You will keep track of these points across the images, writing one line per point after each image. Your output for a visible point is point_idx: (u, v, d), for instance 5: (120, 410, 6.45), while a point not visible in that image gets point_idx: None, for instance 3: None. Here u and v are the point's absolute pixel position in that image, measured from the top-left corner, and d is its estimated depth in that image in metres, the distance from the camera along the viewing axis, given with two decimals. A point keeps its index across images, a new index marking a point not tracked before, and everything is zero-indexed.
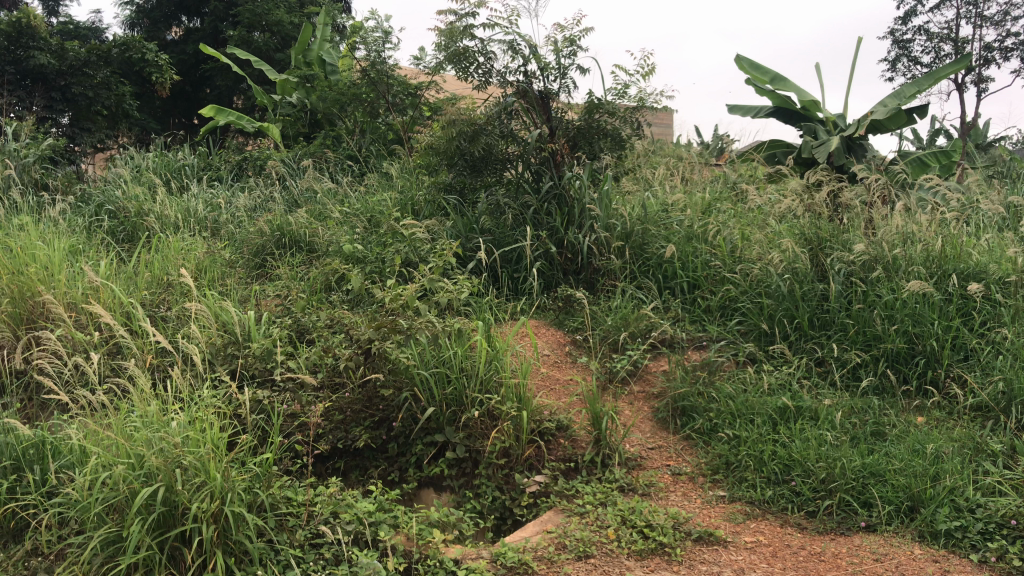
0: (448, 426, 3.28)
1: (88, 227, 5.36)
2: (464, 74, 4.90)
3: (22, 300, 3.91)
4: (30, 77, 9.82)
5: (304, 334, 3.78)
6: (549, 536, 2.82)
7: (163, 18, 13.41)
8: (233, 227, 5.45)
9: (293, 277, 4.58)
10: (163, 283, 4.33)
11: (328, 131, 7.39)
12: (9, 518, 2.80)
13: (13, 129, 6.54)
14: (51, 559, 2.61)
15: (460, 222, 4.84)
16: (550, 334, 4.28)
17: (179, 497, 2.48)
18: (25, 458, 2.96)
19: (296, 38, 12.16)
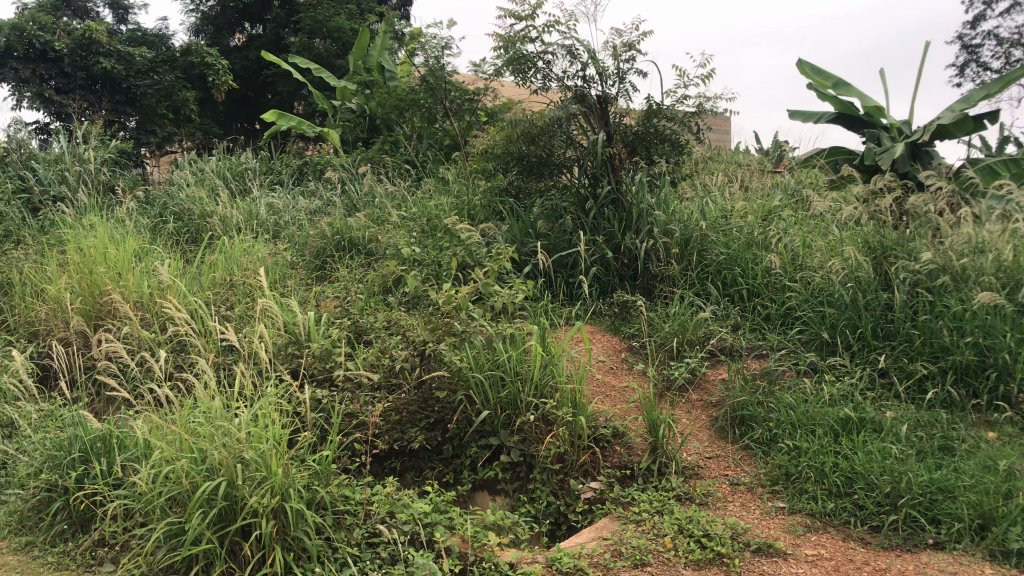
0: (503, 430, 3.27)
1: (154, 228, 5.52)
2: (524, 80, 4.90)
3: (92, 297, 4.18)
4: (100, 82, 10.18)
5: (362, 335, 3.83)
6: (605, 543, 2.80)
7: (226, 25, 13.65)
8: (294, 229, 5.53)
9: (353, 278, 4.63)
10: (227, 283, 4.43)
11: (387, 137, 7.44)
12: (78, 506, 2.94)
13: (83, 130, 6.76)
14: (117, 550, 2.75)
15: (516, 226, 4.85)
16: (606, 340, 4.26)
17: (240, 492, 2.55)
18: (93, 451, 3.07)
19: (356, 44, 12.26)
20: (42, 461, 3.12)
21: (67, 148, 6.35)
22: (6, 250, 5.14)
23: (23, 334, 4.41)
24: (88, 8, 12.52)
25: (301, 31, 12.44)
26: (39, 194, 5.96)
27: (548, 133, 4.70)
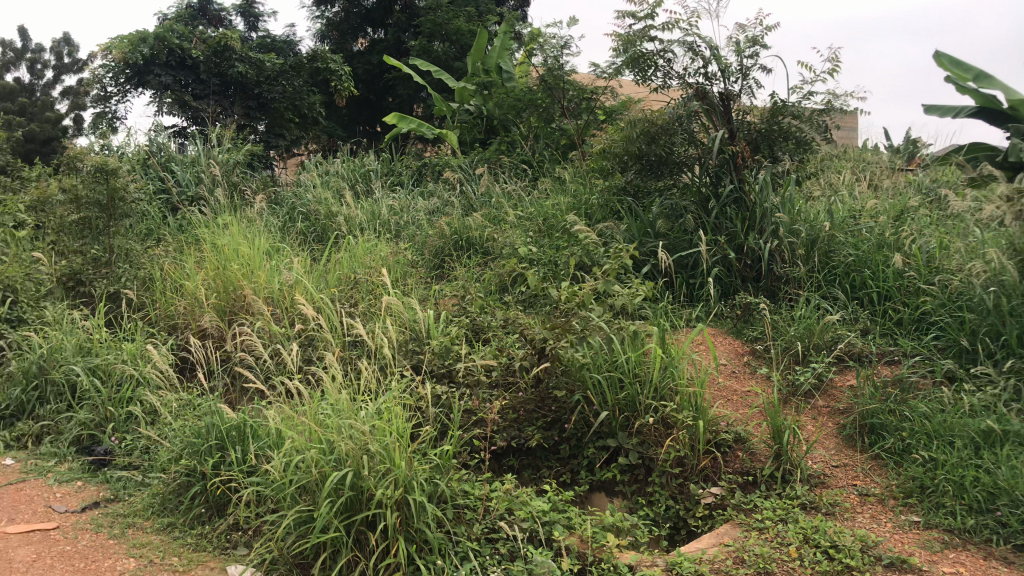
0: (621, 432, 3.25)
1: (283, 228, 5.78)
2: (643, 79, 4.86)
3: (226, 292, 4.46)
4: (233, 88, 10.71)
5: (480, 333, 3.88)
6: (727, 550, 2.74)
7: (350, 30, 14.03)
8: (414, 228, 5.63)
9: (471, 277, 4.69)
10: (351, 281, 4.60)
11: (504, 138, 7.50)
12: (215, 491, 3.28)
13: (218, 134, 7.13)
14: (249, 534, 3.12)
15: (634, 225, 4.82)
16: (728, 343, 4.18)
17: (366, 483, 2.73)
18: (228, 440, 3.39)
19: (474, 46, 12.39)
20: (184, 448, 3.51)
21: (204, 151, 6.74)
22: (150, 247, 5.49)
23: (164, 327, 4.70)
24: (223, 17, 13.17)
25: (421, 34, 12.69)
26: (178, 195, 6.35)
27: (668, 132, 4.64)
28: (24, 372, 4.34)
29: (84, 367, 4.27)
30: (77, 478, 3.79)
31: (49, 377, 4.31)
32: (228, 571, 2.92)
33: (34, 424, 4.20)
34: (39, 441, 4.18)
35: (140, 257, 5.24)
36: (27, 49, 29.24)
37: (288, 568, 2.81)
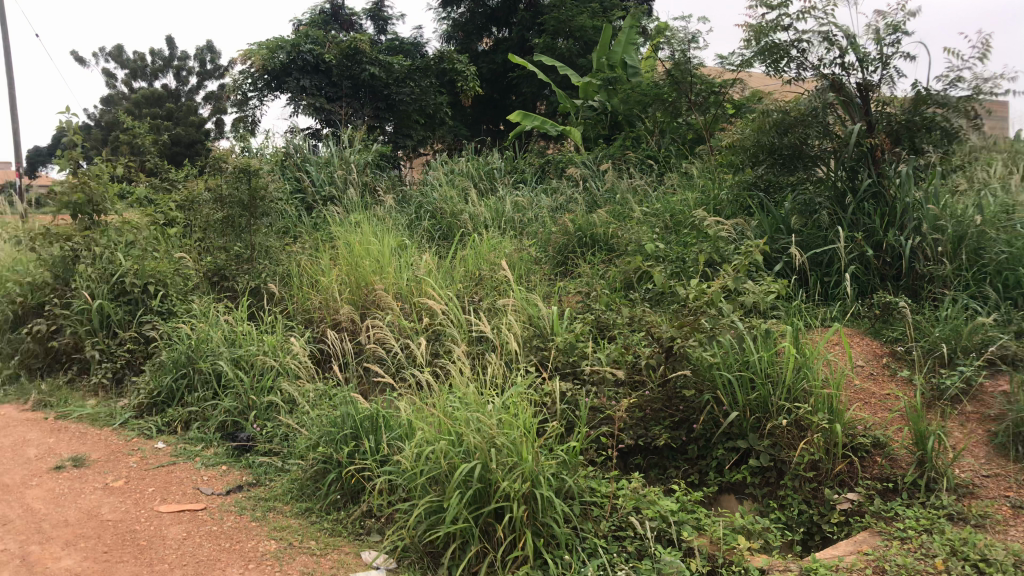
0: (751, 433, 3.17)
1: (411, 226, 5.95)
2: (776, 71, 4.72)
3: (360, 290, 4.72)
4: (364, 90, 11.09)
5: (605, 331, 3.86)
6: (867, 558, 2.63)
7: (475, 30, 14.21)
8: (538, 225, 5.64)
9: (595, 273, 4.68)
10: (475, 277, 4.69)
11: (629, 134, 7.43)
12: (350, 479, 3.42)
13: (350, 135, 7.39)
14: (382, 522, 3.24)
15: (766, 221, 4.70)
16: (865, 343, 4.02)
17: (494, 476, 2.80)
18: (362, 429, 3.53)
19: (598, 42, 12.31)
20: (320, 436, 3.67)
21: (335, 152, 7.02)
22: (287, 244, 5.75)
23: (300, 320, 4.93)
24: (353, 20, 13.61)
25: (545, 32, 12.72)
26: (313, 194, 6.64)
27: (802, 123, 4.52)
28: (175, 360, 4.65)
29: (228, 358, 4.52)
30: (222, 462, 4.03)
31: (196, 366, 4.58)
32: (362, 556, 3.03)
33: (183, 410, 4.48)
34: (188, 425, 4.47)
35: (278, 254, 5.50)
36: (176, 57, 31.10)
37: (420, 556, 2.92)
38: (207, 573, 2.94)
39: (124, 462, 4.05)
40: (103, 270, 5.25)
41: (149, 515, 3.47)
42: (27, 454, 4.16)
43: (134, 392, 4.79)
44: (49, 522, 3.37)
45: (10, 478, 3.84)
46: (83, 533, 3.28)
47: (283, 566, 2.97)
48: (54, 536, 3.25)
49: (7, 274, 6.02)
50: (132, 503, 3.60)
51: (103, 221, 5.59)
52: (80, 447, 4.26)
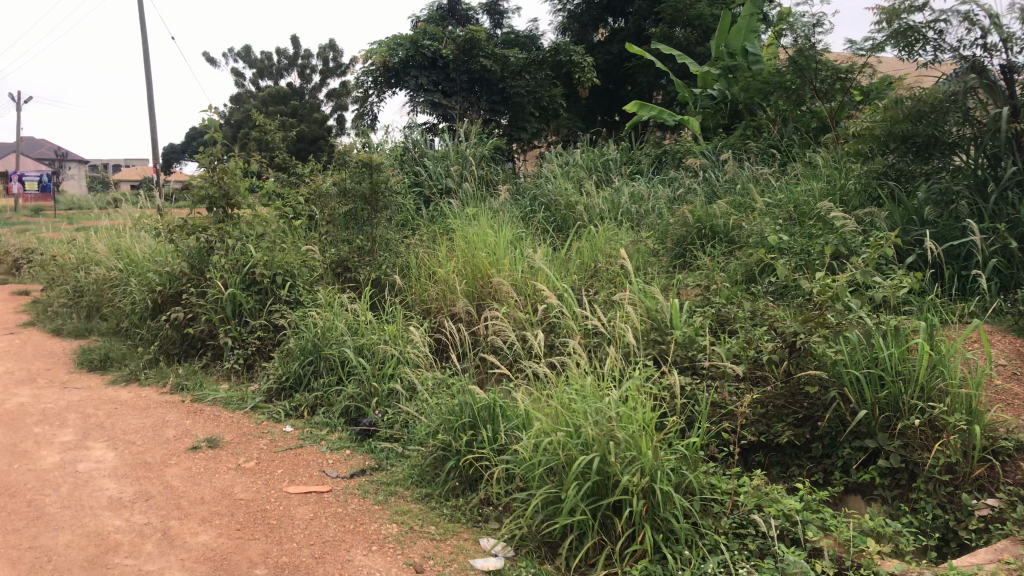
0: (881, 433, 3.05)
1: (526, 218, 6.01)
2: (909, 55, 4.52)
3: (477, 281, 4.81)
4: (480, 84, 11.26)
5: (725, 324, 3.78)
6: (1008, 567, 2.47)
7: (590, 21, 14.14)
8: (655, 217, 5.56)
9: (715, 266, 4.59)
10: (591, 270, 4.69)
11: (750, 123, 7.23)
12: (469, 468, 3.49)
13: (467, 128, 7.50)
14: (500, 510, 3.29)
15: (897, 212, 4.50)
16: (1008, 342, 3.77)
17: (612, 469, 2.80)
18: (480, 418, 3.59)
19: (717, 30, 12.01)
20: (439, 424, 3.75)
21: (453, 145, 7.14)
22: (406, 237, 5.89)
23: (418, 310, 5.05)
24: (471, 16, 13.72)
25: (662, 20, 12.51)
26: (431, 187, 6.78)
27: (940, 111, 4.33)
28: (302, 348, 4.84)
29: (351, 346, 4.67)
30: (346, 446, 4.17)
31: (322, 353, 4.76)
32: (481, 543, 3.08)
33: (309, 395, 4.67)
34: (313, 410, 4.65)
35: (398, 246, 5.65)
36: (300, 56, 32.23)
37: (538, 545, 2.94)
38: (333, 552, 3.05)
39: (255, 444, 4.25)
40: (235, 261, 5.53)
41: (279, 496, 3.63)
42: (167, 434, 4.42)
43: (263, 377, 5.02)
44: (188, 499, 3.58)
45: (153, 456, 4.10)
46: (218, 511, 3.47)
47: (404, 549, 3.06)
48: (192, 512, 3.45)
49: (149, 265, 6.41)
50: (262, 483, 3.77)
51: (235, 214, 5.87)
52: (215, 428, 4.50)
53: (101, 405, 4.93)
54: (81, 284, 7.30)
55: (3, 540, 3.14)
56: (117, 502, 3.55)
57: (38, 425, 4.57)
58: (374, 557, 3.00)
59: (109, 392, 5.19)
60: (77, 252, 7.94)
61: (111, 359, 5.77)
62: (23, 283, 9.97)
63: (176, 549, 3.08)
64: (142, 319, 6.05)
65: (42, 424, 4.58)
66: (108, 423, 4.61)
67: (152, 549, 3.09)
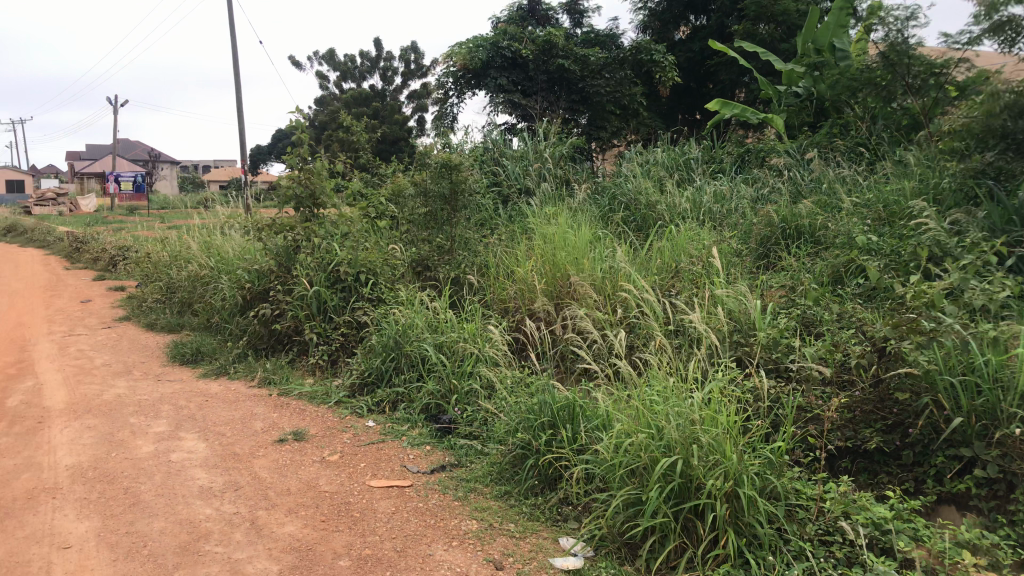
0: (976, 441, 2.85)
1: (605, 218, 6.02)
2: (1009, 47, 4.35)
3: (557, 280, 4.82)
4: (560, 84, 11.30)
5: (811, 327, 3.74)
6: None
7: (672, 19, 13.99)
8: (738, 216, 5.47)
9: (800, 267, 4.50)
10: (672, 270, 4.66)
11: (838, 120, 7.03)
12: (547, 467, 3.49)
13: (548, 128, 7.53)
14: (579, 510, 3.28)
15: (996, 212, 4.29)
16: None
17: (695, 473, 2.77)
18: (559, 418, 3.59)
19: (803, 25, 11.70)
20: (518, 422, 3.76)
21: (532, 145, 7.17)
22: (485, 236, 5.94)
23: (497, 309, 5.08)
24: (551, 16, 13.74)
25: (746, 17, 12.27)
26: (510, 186, 6.82)
27: None
28: (384, 344, 4.93)
29: (431, 343, 4.73)
30: (426, 442, 4.22)
31: (403, 350, 4.84)
32: (560, 542, 3.08)
33: (391, 391, 4.76)
34: (395, 406, 4.73)
35: (478, 246, 5.69)
36: (382, 57, 32.77)
37: (618, 546, 2.93)
38: (414, 546, 3.10)
39: (339, 438, 4.35)
40: (320, 259, 5.67)
41: (361, 489, 3.70)
42: (255, 426, 4.56)
43: (346, 373, 5.13)
44: (274, 490, 3.68)
45: (241, 447, 4.23)
46: (303, 502, 3.56)
47: (483, 545, 3.08)
48: (278, 503, 3.54)
49: (238, 263, 6.62)
50: (346, 476, 3.85)
51: (321, 214, 6.02)
52: (301, 422, 4.62)
53: (193, 397, 5.11)
54: (174, 280, 7.59)
55: (102, 525, 3.29)
56: (208, 492, 3.67)
57: (134, 415, 4.77)
58: (455, 553, 3.03)
59: (200, 385, 5.38)
60: (171, 249, 8.26)
61: (201, 353, 5.97)
62: (120, 278, 10.41)
63: (264, 539, 3.18)
64: (231, 314, 6.26)
65: (137, 414, 4.78)
66: (198, 414, 4.78)
67: (241, 537, 3.19)
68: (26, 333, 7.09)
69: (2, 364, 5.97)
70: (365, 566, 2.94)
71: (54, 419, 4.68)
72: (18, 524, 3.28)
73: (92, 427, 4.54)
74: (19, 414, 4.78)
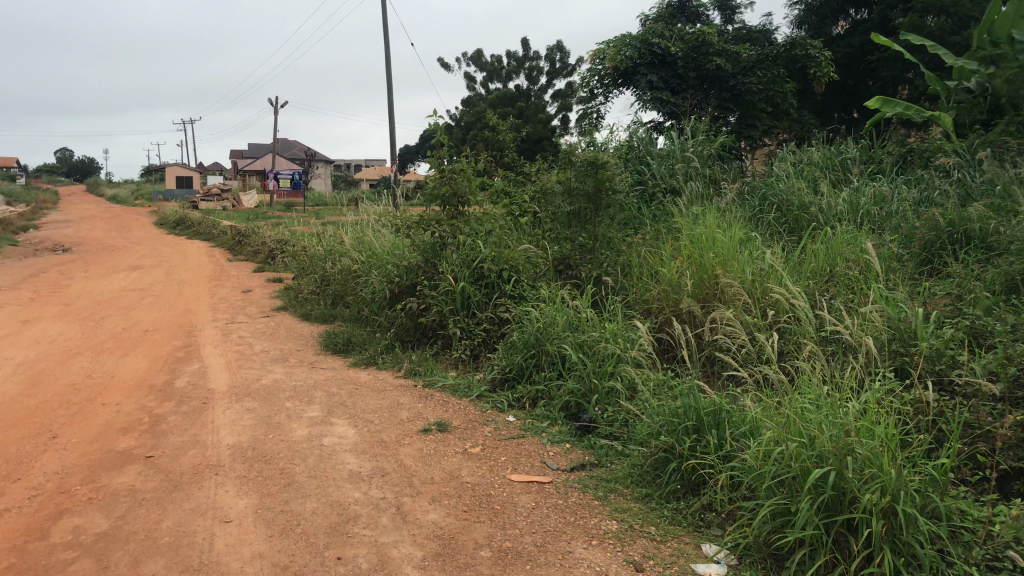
0: None
1: (755, 219, 5.87)
2: None
3: (703, 282, 4.73)
4: (709, 82, 11.10)
5: (981, 338, 3.50)
6: None
7: (830, 13, 13.48)
8: (899, 219, 5.19)
9: (968, 273, 4.22)
10: (826, 274, 4.49)
11: (1014, 117, 6.55)
12: (690, 472, 3.42)
13: (696, 126, 7.41)
14: (723, 517, 3.20)
15: None
16: None
17: (849, 486, 2.65)
18: (704, 423, 3.51)
19: (976, 17, 10.95)
20: (661, 424, 3.70)
21: (678, 144, 7.07)
22: (629, 235, 5.89)
23: (641, 310, 5.04)
24: (700, 13, 13.52)
25: (912, 9, 11.61)
26: (655, 186, 6.77)
27: None
28: (526, 341, 4.98)
29: (572, 342, 4.74)
30: (566, 441, 4.22)
31: (544, 348, 4.87)
32: (702, 548, 3.01)
33: (532, 387, 4.80)
34: (535, 402, 4.76)
35: (621, 245, 5.65)
36: (528, 58, 33.17)
37: (763, 557, 2.83)
38: (554, 542, 3.12)
39: (480, 431, 4.43)
40: (465, 256, 5.79)
41: (502, 482, 3.76)
42: (401, 415, 4.71)
43: (488, 367, 5.23)
44: (419, 478, 3.79)
45: (389, 435, 4.38)
46: (447, 491, 3.65)
47: (624, 546, 3.06)
48: (423, 491, 3.65)
49: (387, 257, 6.86)
50: (487, 469, 3.92)
51: (466, 211, 6.15)
52: (444, 413, 4.74)
53: (343, 385, 5.34)
54: (328, 273, 7.96)
55: (260, 502, 3.48)
56: (357, 476, 3.82)
57: (290, 399, 5.03)
58: (595, 551, 3.03)
59: (350, 373, 5.61)
60: (325, 244, 8.66)
61: (351, 343, 6.23)
62: (278, 270, 10.99)
63: (409, 525, 3.27)
64: (380, 308, 6.50)
65: (292, 399, 5.03)
66: (348, 401, 4.98)
67: (387, 522, 3.30)
68: (193, 319, 7.61)
69: (172, 347, 6.43)
70: (506, 559, 2.98)
71: (218, 400, 5.00)
72: (186, 497, 3.52)
73: (251, 410, 4.82)
74: (187, 394, 5.13)
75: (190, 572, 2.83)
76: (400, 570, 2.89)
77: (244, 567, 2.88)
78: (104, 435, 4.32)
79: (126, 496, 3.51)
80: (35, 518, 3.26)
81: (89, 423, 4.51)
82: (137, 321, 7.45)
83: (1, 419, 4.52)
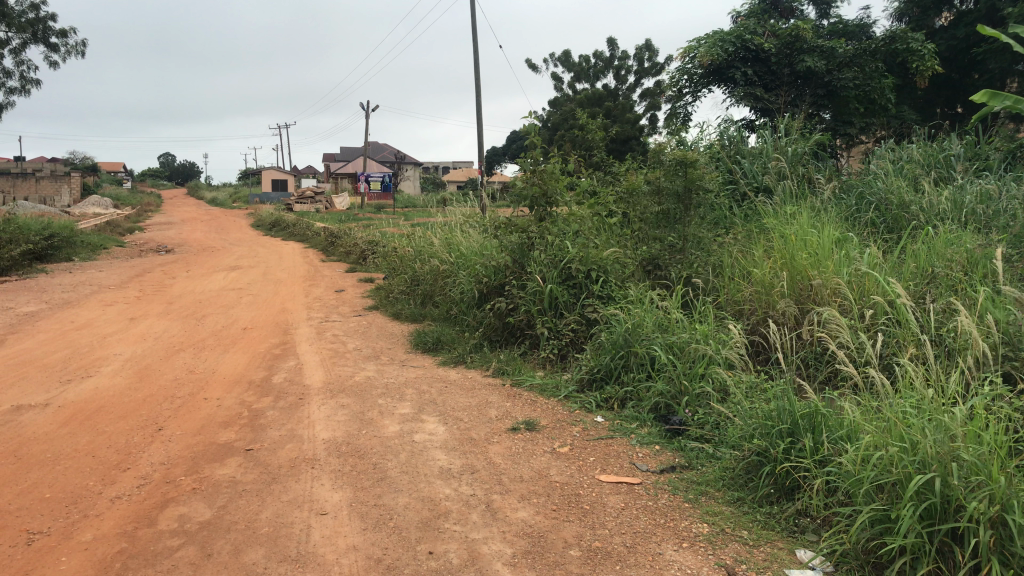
0: None
1: (852, 220, 5.73)
2: None
3: (796, 282, 4.63)
4: (804, 77, 10.87)
5: None
6: None
7: (934, 5, 13.01)
8: (1007, 217, 4.98)
9: None
10: (928, 275, 4.34)
11: None
12: (784, 477, 3.35)
13: (790, 123, 7.26)
14: (819, 522, 3.13)
15: None
16: None
17: (954, 492, 2.55)
18: (799, 426, 3.44)
19: None
20: (754, 427, 3.64)
21: (771, 142, 6.95)
22: (719, 235, 5.81)
23: (732, 311, 4.96)
24: (794, 8, 13.25)
25: None
26: (747, 185, 6.68)
27: None
28: (614, 342, 4.98)
29: (661, 343, 4.70)
30: (655, 442, 4.20)
31: (633, 349, 4.85)
32: (797, 554, 2.95)
33: (620, 388, 4.79)
34: (623, 403, 4.75)
35: (711, 245, 5.58)
36: (616, 58, 33.03)
37: (861, 564, 2.75)
38: (644, 544, 3.11)
39: (569, 431, 4.44)
40: (554, 256, 5.82)
41: (591, 482, 3.76)
42: (490, 414, 4.77)
43: (575, 368, 5.24)
44: (509, 476, 3.83)
45: (478, 433, 4.44)
46: (536, 490, 3.67)
47: (715, 549, 3.03)
48: (512, 488, 3.68)
49: (475, 258, 6.94)
50: (576, 468, 3.93)
51: (554, 212, 6.16)
52: (532, 412, 4.78)
53: (433, 383, 5.43)
54: (417, 274, 8.10)
55: (356, 496, 3.58)
56: (448, 472, 3.89)
57: (382, 396, 5.15)
58: (685, 554, 3.00)
59: (440, 371, 5.71)
60: (415, 245, 8.81)
61: (441, 342, 6.34)
62: (369, 271, 11.24)
63: (499, 522, 3.31)
64: (469, 307, 6.59)
65: (384, 395, 5.15)
66: (439, 399, 5.07)
67: (477, 518, 3.35)
68: (289, 317, 7.85)
69: (269, 344, 6.65)
70: (595, 558, 2.99)
71: (313, 396, 5.15)
72: (284, 489, 3.65)
73: (345, 405, 4.95)
74: (284, 390, 5.31)
75: (288, 561, 2.93)
76: (490, 566, 2.93)
77: (340, 558, 2.96)
78: (206, 428, 4.51)
79: (228, 487, 3.66)
80: (144, 506, 3.43)
81: (193, 416, 4.72)
82: (236, 319, 7.73)
83: (112, 411, 4.77)
